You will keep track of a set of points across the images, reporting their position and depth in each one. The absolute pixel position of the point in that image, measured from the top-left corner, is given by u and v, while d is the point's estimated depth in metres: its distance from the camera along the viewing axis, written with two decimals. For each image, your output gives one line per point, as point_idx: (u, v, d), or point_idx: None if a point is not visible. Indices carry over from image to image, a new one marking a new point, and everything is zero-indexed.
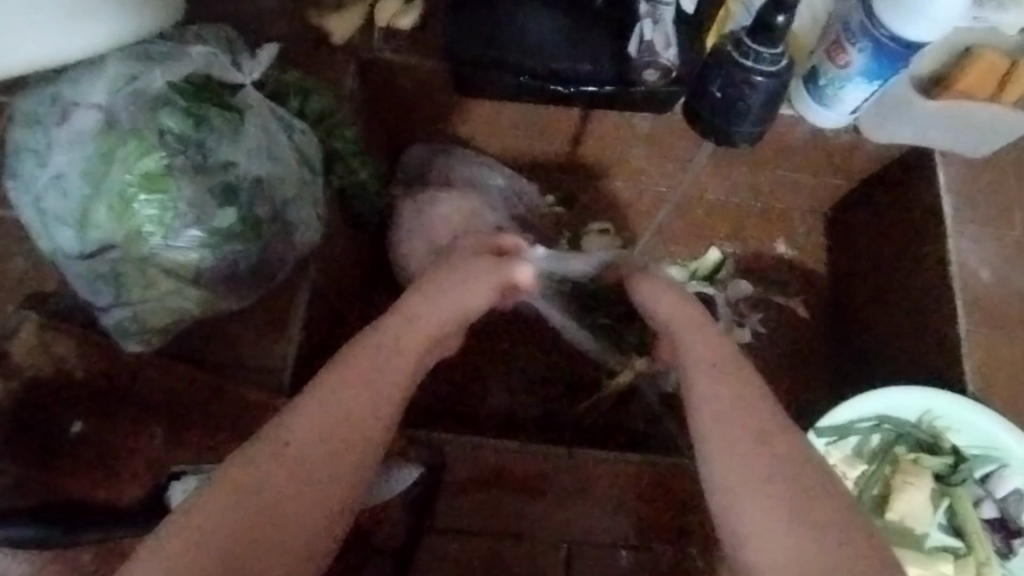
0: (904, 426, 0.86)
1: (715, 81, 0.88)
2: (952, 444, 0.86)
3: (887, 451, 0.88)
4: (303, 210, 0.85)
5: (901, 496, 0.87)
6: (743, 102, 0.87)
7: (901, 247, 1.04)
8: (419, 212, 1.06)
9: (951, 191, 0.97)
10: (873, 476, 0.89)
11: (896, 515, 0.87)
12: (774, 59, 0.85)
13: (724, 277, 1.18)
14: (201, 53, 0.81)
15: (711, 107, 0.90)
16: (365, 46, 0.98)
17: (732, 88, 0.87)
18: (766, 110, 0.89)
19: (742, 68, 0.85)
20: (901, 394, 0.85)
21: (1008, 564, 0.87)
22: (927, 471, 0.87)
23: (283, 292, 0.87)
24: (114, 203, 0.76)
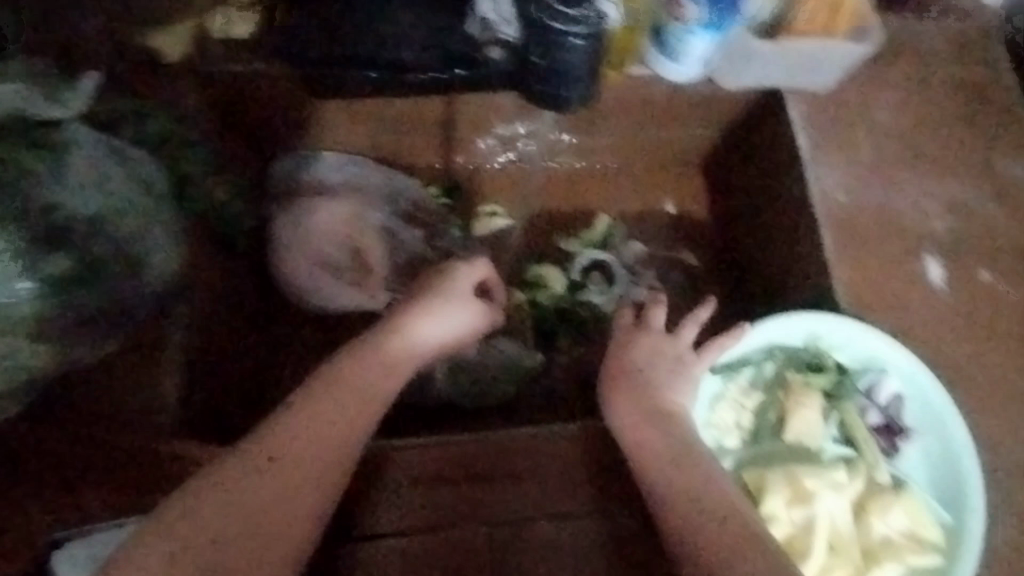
0: (792, 351, 0.91)
1: (534, 49, 0.90)
2: (835, 361, 0.91)
3: (779, 378, 0.92)
4: (154, 243, 0.84)
5: (794, 415, 0.89)
6: (567, 68, 0.90)
7: (773, 187, 1.07)
8: (297, 224, 1.03)
9: (805, 126, 1.02)
10: (769, 404, 0.91)
11: (791, 435, 0.89)
12: (582, 19, 0.87)
13: (617, 242, 1.19)
14: (7, 90, 0.79)
15: (538, 76, 0.92)
16: (204, 60, 0.94)
17: (552, 52, 0.89)
18: (589, 77, 0.93)
19: (554, 30, 0.87)
20: (784, 324, 0.89)
21: (896, 464, 0.89)
22: (816, 390, 0.90)
23: (148, 330, 0.85)
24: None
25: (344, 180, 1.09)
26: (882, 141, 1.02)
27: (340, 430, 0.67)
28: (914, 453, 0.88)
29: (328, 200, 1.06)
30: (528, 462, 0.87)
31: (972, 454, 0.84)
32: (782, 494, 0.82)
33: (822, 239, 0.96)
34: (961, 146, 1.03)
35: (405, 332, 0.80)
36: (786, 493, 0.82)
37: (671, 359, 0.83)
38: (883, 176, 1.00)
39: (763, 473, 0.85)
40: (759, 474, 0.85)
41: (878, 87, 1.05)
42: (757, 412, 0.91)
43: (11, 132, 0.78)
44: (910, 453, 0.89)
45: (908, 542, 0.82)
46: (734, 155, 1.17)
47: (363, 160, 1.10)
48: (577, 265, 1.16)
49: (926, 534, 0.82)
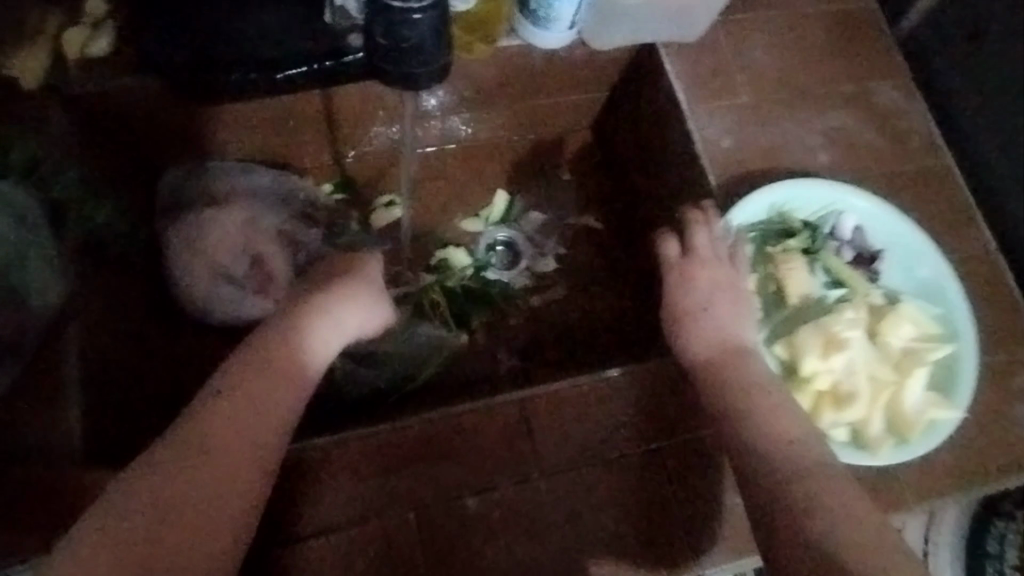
0: (763, 226, 0.95)
1: (376, 27, 0.64)
2: (798, 220, 0.96)
3: (762, 255, 0.95)
4: (32, 275, 0.87)
5: (790, 280, 0.93)
6: (414, 45, 0.64)
7: (658, 139, 1.10)
8: (194, 233, 1.02)
9: (679, 78, 1.04)
10: (763, 280, 0.95)
11: (795, 297, 0.93)
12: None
13: (517, 214, 1.22)
14: None
15: (381, 56, 0.66)
16: (63, 80, 0.90)
17: (393, 29, 0.63)
18: (444, 41, 0.66)
19: (392, 8, 0.63)
20: (750, 202, 0.94)
21: (882, 283, 0.97)
22: (797, 252, 0.94)
23: (45, 353, 0.85)
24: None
25: (233, 187, 1.07)
26: (756, 83, 1.05)
27: (261, 410, 0.69)
28: (890, 267, 0.97)
29: (219, 210, 1.04)
30: (450, 438, 0.86)
31: (943, 256, 0.95)
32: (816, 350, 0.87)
33: (709, 184, 1.00)
34: (829, 79, 1.07)
35: (327, 312, 0.81)
36: (817, 348, 0.87)
37: (720, 281, 0.87)
38: (758, 117, 1.04)
39: (793, 338, 0.89)
40: (792, 342, 0.88)
41: (748, 30, 1.08)
42: (758, 293, 0.94)
43: None
44: (886, 271, 0.97)
45: (923, 344, 0.90)
46: (618, 114, 1.20)
47: (251, 169, 1.09)
48: (482, 242, 1.20)
49: (931, 329, 0.91)
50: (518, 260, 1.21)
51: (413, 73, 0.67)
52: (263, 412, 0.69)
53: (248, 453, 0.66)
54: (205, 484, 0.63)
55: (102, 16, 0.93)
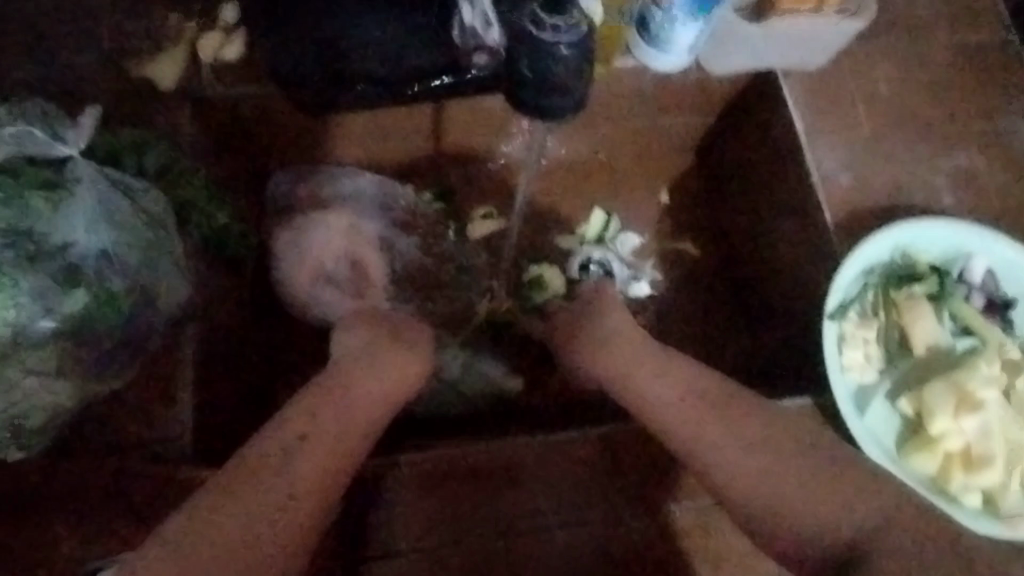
0: (888, 269, 0.92)
1: (520, 59, 0.69)
2: (925, 263, 0.92)
3: (884, 301, 0.91)
4: (165, 272, 0.83)
5: (917, 329, 0.89)
6: (558, 81, 0.68)
7: (768, 170, 1.07)
8: (297, 237, 1.03)
9: (801, 106, 1.00)
10: (886, 327, 0.91)
11: (923, 348, 0.89)
12: (572, 26, 0.67)
13: (613, 235, 1.19)
14: (12, 132, 0.78)
15: (520, 84, 0.70)
16: (193, 84, 0.95)
17: (540, 64, 0.68)
18: (586, 76, 0.70)
19: (542, 44, 0.67)
20: (870, 246, 0.90)
21: (1012, 332, 0.93)
22: (924, 298, 0.91)
23: (164, 355, 0.85)
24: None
25: (337, 194, 1.07)
26: (880, 118, 1.01)
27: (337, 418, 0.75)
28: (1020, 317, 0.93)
29: (325, 214, 1.04)
30: (532, 468, 0.87)
31: None
32: (948, 410, 0.84)
33: (824, 220, 0.96)
34: (963, 118, 1.01)
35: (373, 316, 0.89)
36: (950, 406, 0.84)
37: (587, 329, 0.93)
38: (883, 154, 0.99)
39: (922, 394, 0.86)
40: (920, 399, 0.86)
41: (875, 61, 1.03)
42: (881, 340, 0.91)
43: (19, 173, 0.78)
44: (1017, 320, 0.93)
45: None
46: (729, 140, 1.16)
47: (353, 176, 1.08)
48: (575, 261, 1.16)
49: None
50: (612, 282, 1.16)
51: (552, 105, 0.71)
52: (328, 426, 0.73)
53: (313, 450, 0.69)
54: (294, 495, 0.67)
55: (233, 22, 0.98)
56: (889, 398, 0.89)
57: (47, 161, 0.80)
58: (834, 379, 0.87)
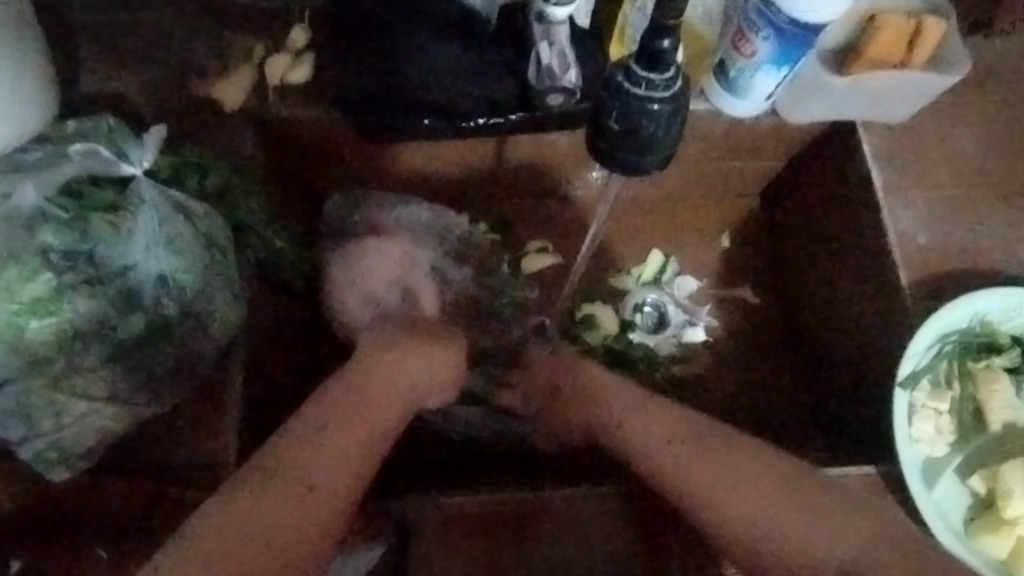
0: (966, 338, 0.85)
1: (609, 112, 0.69)
2: (1007, 334, 0.86)
3: (958, 370, 0.85)
4: (218, 301, 0.81)
5: (992, 404, 0.84)
6: (645, 137, 0.69)
7: (838, 224, 1.02)
8: (350, 265, 1.00)
9: (879, 161, 0.96)
10: (959, 398, 0.86)
11: (999, 426, 0.84)
12: (667, 84, 0.67)
13: (669, 278, 1.16)
14: (80, 151, 0.79)
15: (606, 137, 0.70)
16: (258, 105, 0.93)
17: (630, 118, 0.68)
18: (674, 132, 0.70)
19: (635, 99, 0.67)
20: (952, 311, 0.83)
21: None
22: (1000, 370, 0.85)
23: (214, 383, 0.81)
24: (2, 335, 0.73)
25: (392, 219, 1.04)
26: (962, 179, 0.96)
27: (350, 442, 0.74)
28: None
29: (380, 241, 1.02)
30: (574, 517, 0.85)
31: None
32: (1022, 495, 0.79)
33: (899, 282, 0.90)
34: None
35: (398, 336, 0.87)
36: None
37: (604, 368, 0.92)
38: (964, 218, 0.94)
39: (996, 474, 0.82)
40: (995, 479, 0.82)
41: (958, 120, 0.99)
42: (953, 412, 0.85)
43: (84, 192, 0.78)
44: None
45: None
46: (795, 189, 1.12)
47: (407, 202, 1.06)
48: (630, 302, 1.13)
49: None
50: (666, 324, 1.13)
51: (635, 161, 0.71)
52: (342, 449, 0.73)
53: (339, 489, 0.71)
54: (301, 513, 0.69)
55: (302, 46, 0.96)
56: (959, 474, 0.84)
57: (111, 180, 0.79)
58: (903, 453, 0.81)
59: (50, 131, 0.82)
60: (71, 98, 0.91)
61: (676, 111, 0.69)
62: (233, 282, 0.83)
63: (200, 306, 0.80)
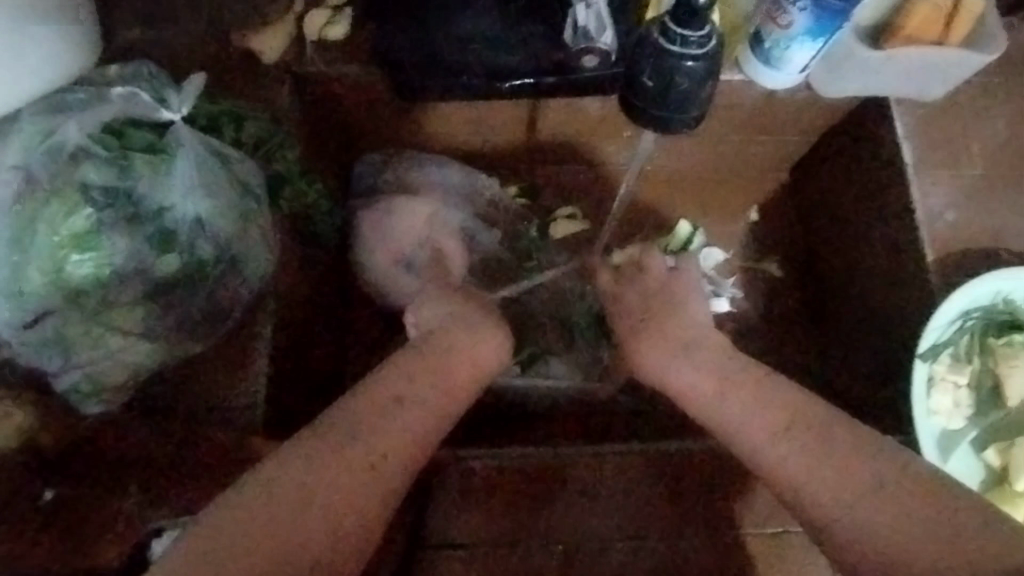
0: (988, 315, 0.84)
1: (643, 69, 0.69)
2: None
3: (980, 346, 0.85)
4: (252, 248, 0.83)
5: (1013, 380, 0.83)
6: (677, 94, 0.69)
7: (866, 200, 1.02)
8: (381, 223, 1.02)
9: (910, 137, 0.96)
10: (979, 374, 0.85)
11: (1016, 402, 0.84)
12: (702, 41, 0.68)
13: (696, 249, 1.15)
14: (121, 95, 0.80)
15: (637, 93, 0.71)
16: (298, 59, 0.95)
17: (663, 75, 0.68)
18: (707, 90, 0.71)
19: (669, 55, 0.68)
20: (976, 287, 0.83)
21: None
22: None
23: (243, 327, 0.84)
24: (44, 266, 0.75)
25: (422, 180, 1.06)
26: (995, 160, 0.95)
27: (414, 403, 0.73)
28: None
29: (411, 200, 1.04)
30: (587, 477, 0.88)
31: None
32: None
33: (925, 259, 0.90)
34: None
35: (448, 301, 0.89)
36: None
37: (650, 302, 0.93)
38: (994, 196, 0.94)
39: (1012, 449, 0.83)
40: (1008, 452, 0.82)
41: (994, 101, 0.98)
42: (971, 387, 0.85)
43: (125, 133, 0.80)
44: None
45: None
46: (821, 166, 1.12)
47: (438, 165, 1.07)
48: None
49: None
50: None
51: (666, 118, 0.72)
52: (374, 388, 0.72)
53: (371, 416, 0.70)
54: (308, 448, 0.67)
55: (340, 2, 0.96)
56: (974, 447, 0.85)
57: (150, 124, 0.81)
58: (919, 424, 0.82)
59: (92, 75, 0.83)
60: (115, 43, 0.93)
61: (709, 67, 0.69)
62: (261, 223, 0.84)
63: (232, 249, 0.81)
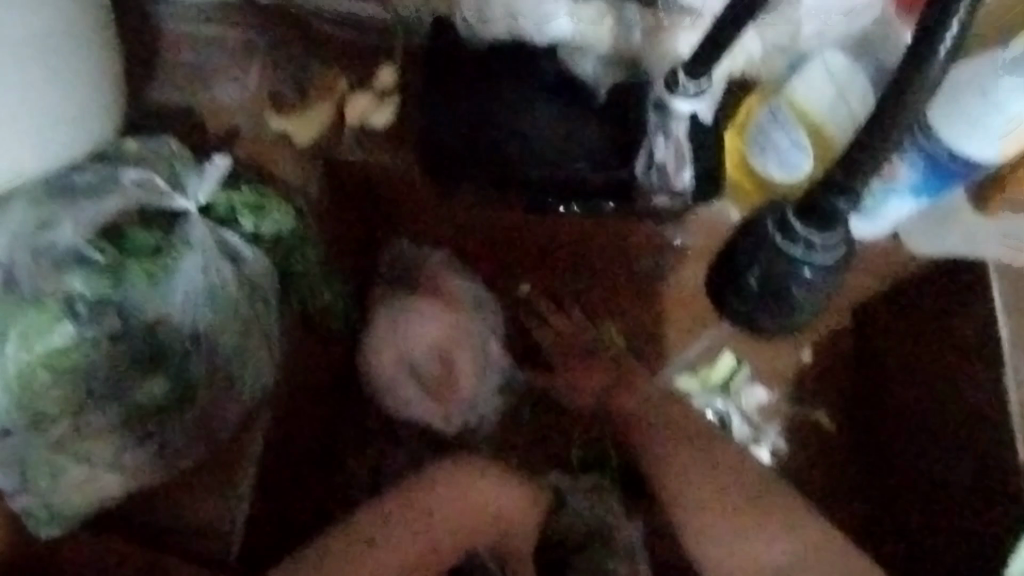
0: None
1: (750, 269, 0.70)
2: None
3: None
4: (248, 364, 0.73)
5: None
6: (781, 304, 0.70)
7: (950, 368, 0.88)
8: (396, 324, 0.90)
9: (1011, 315, 0.81)
10: None
11: None
12: (826, 249, 0.63)
13: (739, 386, 1.03)
14: (134, 180, 0.72)
15: (737, 290, 0.73)
16: (334, 147, 0.87)
17: (774, 280, 0.68)
18: (810, 302, 0.71)
19: (788, 260, 0.65)
20: None
21: None
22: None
23: (228, 453, 0.73)
24: (10, 385, 0.66)
25: (435, 283, 0.93)
26: None
27: None
28: None
29: (419, 308, 0.90)
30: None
31: None
32: None
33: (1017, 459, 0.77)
34: None
35: (459, 486, 0.73)
36: None
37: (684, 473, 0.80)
38: None
39: None
40: None
41: None
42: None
43: (124, 233, 0.71)
44: None
45: None
46: (891, 317, 1.00)
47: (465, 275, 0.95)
48: (690, 410, 0.99)
49: None
50: (726, 438, 1.00)
51: (758, 318, 0.75)
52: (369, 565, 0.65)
53: None
54: None
55: (390, 86, 0.87)
56: None
57: (160, 213, 0.72)
58: None
59: (107, 145, 0.75)
60: (142, 110, 0.86)
61: (826, 276, 0.66)
62: (264, 335, 0.74)
63: (228, 369, 0.72)
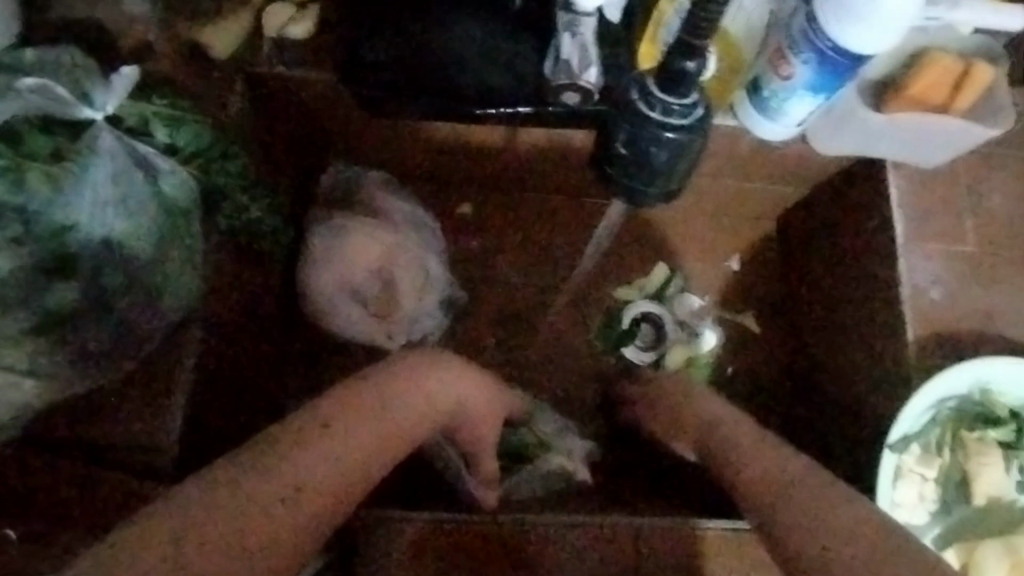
0: (962, 403, 0.80)
1: (617, 134, 0.72)
2: (1007, 409, 0.80)
3: (952, 437, 0.81)
4: (171, 273, 0.76)
5: (981, 478, 0.80)
6: (649, 164, 0.72)
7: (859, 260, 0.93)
8: (333, 244, 0.93)
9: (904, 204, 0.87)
10: (948, 468, 0.82)
11: (982, 499, 0.80)
12: (685, 110, 0.69)
13: (673, 293, 1.08)
14: (33, 86, 0.68)
15: (611, 161, 0.74)
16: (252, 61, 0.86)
17: (638, 142, 0.70)
18: (682, 163, 0.73)
19: (650, 123, 0.69)
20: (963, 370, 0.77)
21: None
22: (995, 444, 0.80)
23: (162, 360, 0.78)
24: None
25: (368, 204, 0.96)
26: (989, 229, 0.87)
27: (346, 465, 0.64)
28: None
29: (356, 230, 0.94)
30: (552, 550, 0.73)
31: None
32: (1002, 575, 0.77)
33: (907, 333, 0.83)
34: None
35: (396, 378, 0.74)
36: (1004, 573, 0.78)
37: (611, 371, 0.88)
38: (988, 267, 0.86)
39: (974, 550, 0.79)
40: (970, 550, 0.79)
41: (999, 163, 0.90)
42: (939, 480, 0.81)
43: (23, 139, 0.68)
44: None
45: None
46: (807, 221, 1.05)
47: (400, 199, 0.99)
48: (628, 314, 1.06)
49: None
50: (662, 339, 1.05)
51: (645, 157, 0.71)
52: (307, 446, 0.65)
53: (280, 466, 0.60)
54: None
55: None
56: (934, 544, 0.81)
57: (66, 122, 0.70)
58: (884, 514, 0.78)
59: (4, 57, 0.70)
60: None
61: (690, 139, 0.70)
62: (184, 247, 0.77)
63: (149, 278, 0.75)
